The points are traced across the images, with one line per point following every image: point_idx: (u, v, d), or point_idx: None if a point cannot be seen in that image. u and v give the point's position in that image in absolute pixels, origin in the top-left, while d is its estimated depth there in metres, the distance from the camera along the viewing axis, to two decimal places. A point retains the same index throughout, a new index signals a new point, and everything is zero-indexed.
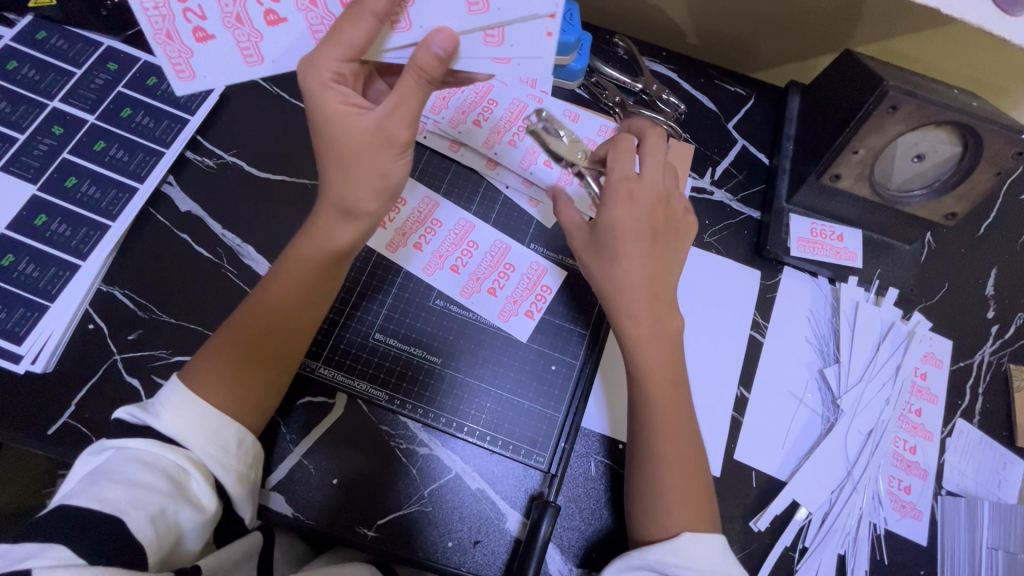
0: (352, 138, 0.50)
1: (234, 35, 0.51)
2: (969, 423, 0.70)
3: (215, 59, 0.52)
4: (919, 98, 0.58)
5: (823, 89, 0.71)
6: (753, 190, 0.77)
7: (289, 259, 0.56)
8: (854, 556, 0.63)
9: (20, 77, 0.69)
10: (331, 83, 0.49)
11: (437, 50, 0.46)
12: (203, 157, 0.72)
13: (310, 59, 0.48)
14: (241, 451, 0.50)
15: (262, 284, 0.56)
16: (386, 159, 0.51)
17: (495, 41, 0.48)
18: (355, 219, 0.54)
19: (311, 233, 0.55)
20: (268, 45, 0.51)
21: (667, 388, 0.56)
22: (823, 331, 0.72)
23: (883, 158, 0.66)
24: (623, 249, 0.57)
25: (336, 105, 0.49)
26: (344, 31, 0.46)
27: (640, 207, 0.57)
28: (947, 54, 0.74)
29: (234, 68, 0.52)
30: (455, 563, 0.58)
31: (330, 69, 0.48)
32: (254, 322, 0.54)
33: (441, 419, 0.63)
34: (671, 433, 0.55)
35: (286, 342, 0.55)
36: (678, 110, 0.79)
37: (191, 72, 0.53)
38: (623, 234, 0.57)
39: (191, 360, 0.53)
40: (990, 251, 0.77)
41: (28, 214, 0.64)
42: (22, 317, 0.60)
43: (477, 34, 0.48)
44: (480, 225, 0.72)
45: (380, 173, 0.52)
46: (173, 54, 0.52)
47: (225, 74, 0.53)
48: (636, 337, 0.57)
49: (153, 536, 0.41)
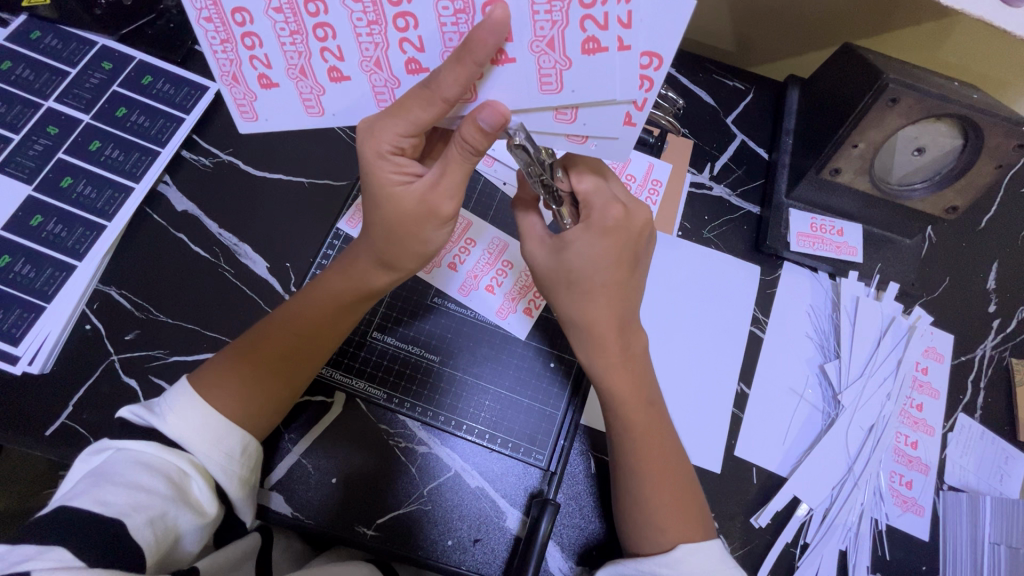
0: (395, 206, 0.48)
1: (297, 86, 0.45)
2: (971, 418, 0.69)
3: (279, 109, 0.47)
4: (919, 91, 0.57)
5: (822, 83, 0.71)
6: (752, 185, 0.77)
7: (321, 282, 0.55)
8: (856, 552, 0.63)
9: (14, 77, 0.68)
10: (388, 154, 0.46)
11: (481, 127, 0.42)
12: (199, 156, 0.72)
13: (369, 125, 0.45)
14: (245, 457, 0.50)
15: (286, 305, 0.56)
16: (429, 228, 0.50)
17: (568, 118, 0.45)
18: (393, 271, 0.54)
19: (348, 271, 0.54)
20: (331, 98, 0.46)
21: (636, 406, 0.55)
22: (823, 327, 0.71)
23: (883, 151, 0.66)
24: (578, 283, 0.54)
25: (388, 175, 0.47)
26: (410, 109, 0.43)
27: (599, 236, 0.53)
28: (947, 48, 0.73)
29: (296, 117, 0.47)
30: (455, 561, 0.58)
31: (388, 142, 0.45)
32: (279, 332, 0.54)
33: (440, 417, 0.63)
34: (655, 450, 0.55)
35: (294, 367, 0.54)
36: (676, 106, 0.68)
37: (254, 113, 0.48)
38: (576, 265, 0.54)
39: (200, 367, 0.52)
40: (991, 245, 0.77)
41: (23, 214, 0.63)
42: (18, 319, 0.60)
43: (550, 111, 0.45)
44: (478, 219, 0.71)
45: (423, 239, 0.51)
46: (237, 95, 0.46)
47: (284, 120, 0.48)
48: (598, 365, 0.56)
49: (152, 540, 0.41)
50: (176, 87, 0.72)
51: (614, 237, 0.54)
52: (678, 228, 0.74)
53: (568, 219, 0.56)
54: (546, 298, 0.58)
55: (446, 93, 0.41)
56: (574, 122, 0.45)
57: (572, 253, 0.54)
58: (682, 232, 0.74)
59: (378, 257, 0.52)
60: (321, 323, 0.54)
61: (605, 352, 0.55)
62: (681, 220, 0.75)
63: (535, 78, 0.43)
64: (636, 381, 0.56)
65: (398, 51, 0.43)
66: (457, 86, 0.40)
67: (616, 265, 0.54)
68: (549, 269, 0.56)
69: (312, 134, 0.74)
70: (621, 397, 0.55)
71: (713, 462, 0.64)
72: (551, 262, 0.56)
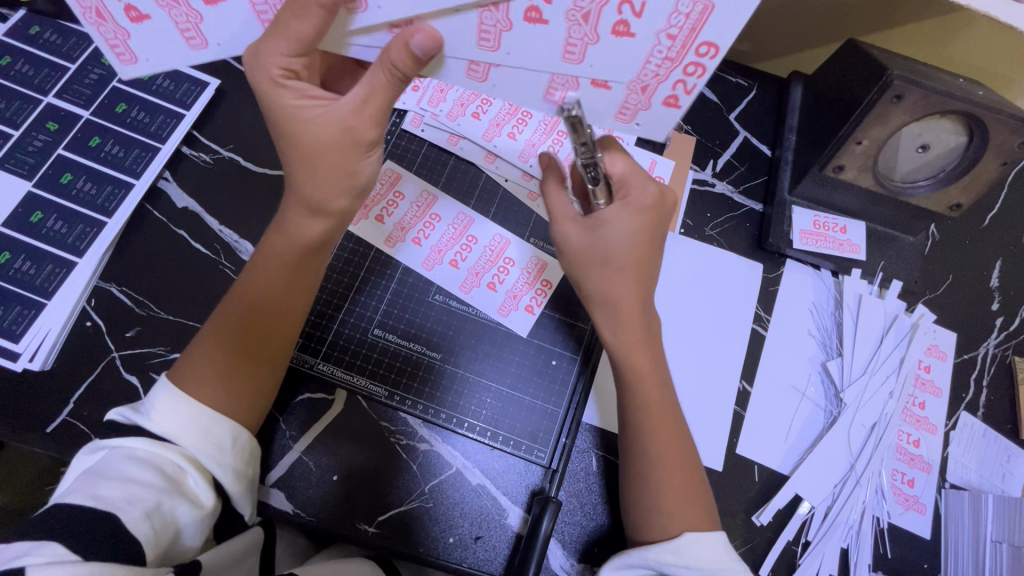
0: (314, 135, 0.48)
1: (172, 15, 0.44)
2: (973, 416, 0.69)
3: (228, 26, 0.46)
4: (923, 87, 0.57)
5: (826, 79, 0.70)
6: (755, 182, 0.76)
7: (264, 250, 0.54)
8: (857, 550, 0.63)
9: (14, 73, 0.68)
10: (282, 79, 0.46)
11: (412, 51, 0.43)
12: (199, 153, 0.71)
13: (255, 50, 0.46)
14: (237, 449, 0.49)
15: (241, 279, 0.55)
16: (359, 158, 0.49)
17: (617, 75, 0.46)
18: (324, 215, 0.52)
19: (281, 229, 0.54)
20: None
21: (653, 386, 0.55)
22: (826, 324, 0.71)
23: (886, 148, 0.65)
24: (610, 260, 0.54)
25: (291, 100, 0.47)
26: (288, 23, 0.43)
27: (637, 213, 0.53)
28: (954, 48, 0.72)
29: (180, 49, 0.47)
30: (456, 559, 0.58)
31: (277, 65, 0.46)
32: (238, 310, 0.53)
33: (441, 415, 0.63)
34: (664, 438, 0.54)
35: (266, 339, 0.53)
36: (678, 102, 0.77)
37: (132, 56, 0.48)
38: (611, 243, 0.54)
39: (176, 363, 0.52)
40: (995, 243, 0.77)
41: (23, 210, 0.63)
42: (18, 316, 0.60)
43: (593, 68, 0.46)
44: (444, 198, 0.71)
45: (351, 171, 0.50)
46: (178, 19, 0.45)
47: (237, 36, 0.47)
48: (619, 340, 0.56)
49: (150, 533, 0.41)
50: (175, 82, 0.72)
51: (650, 215, 0.54)
52: (680, 226, 0.74)
53: (602, 198, 0.54)
54: (576, 275, 0.57)
55: None
56: (582, 62, 0.46)
57: (608, 232, 0.54)
58: (684, 230, 0.74)
59: (304, 201, 0.51)
60: (279, 293, 0.54)
61: (627, 328, 0.56)
62: (684, 218, 0.74)
63: (580, 41, 0.44)
64: (652, 360, 0.56)
65: None
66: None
67: (645, 243, 0.54)
68: (584, 247, 0.55)
69: None
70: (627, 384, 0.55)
71: (714, 460, 0.64)
72: (588, 240, 0.55)
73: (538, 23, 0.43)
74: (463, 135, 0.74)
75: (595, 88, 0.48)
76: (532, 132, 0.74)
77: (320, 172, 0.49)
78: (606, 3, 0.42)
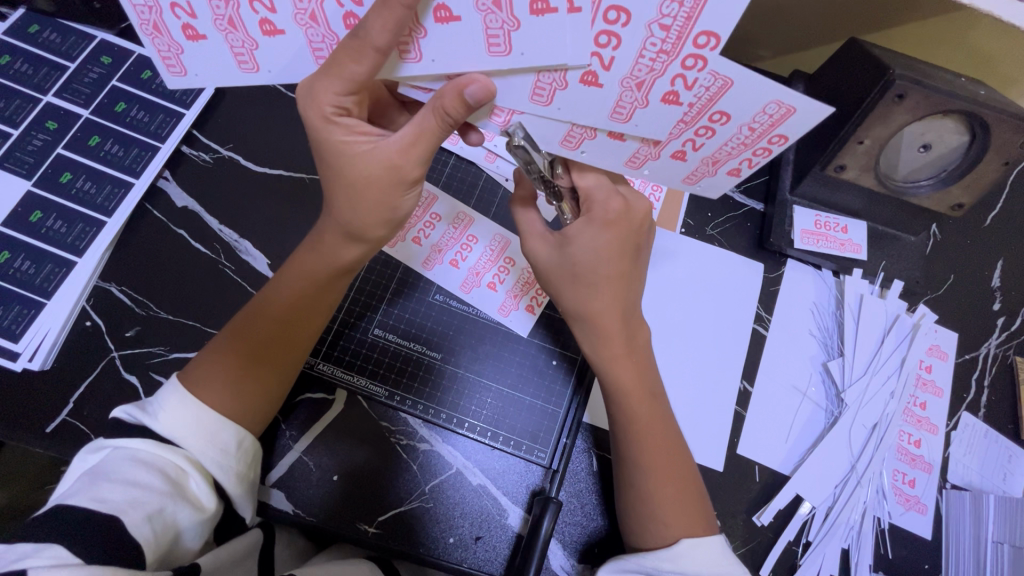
0: (361, 169, 0.47)
1: (227, 38, 0.44)
2: (975, 416, 0.69)
3: (212, 61, 0.45)
4: (926, 87, 0.57)
5: (826, 78, 0.70)
6: (756, 182, 0.76)
7: (292, 265, 0.55)
8: (858, 551, 0.63)
9: (13, 72, 0.68)
10: (334, 116, 0.45)
11: (465, 99, 0.42)
12: (200, 152, 0.71)
13: (309, 86, 0.44)
14: (240, 452, 0.49)
15: (267, 289, 0.55)
16: (397, 193, 0.49)
17: (621, 117, 0.46)
18: (361, 242, 0.53)
19: (316, 248, 0.54)
20: (265, 54, 0.45)
21: (640, 398, 0.55)
22: (827, 324, 0.71)
23: (888, 148, 0.65)
24: (583, 276, 0.55)
25: (339, 137, 0.46)
26: (344, 65, 0.42)
27: (601, 229, 0.54)
28: (958, 47, 0.72)
29: (227, 71, 0.46)
30: (457, 559, 0.58)
31: (330, 103, 0.45)
32: (257, 319, 0.53)
33: (441, 415, 0.63)
34: (657, 447, 0.54)
35: (279, 352, 0.53)
36: None
37: (182, 68, 0.47)
38: (580, 259, 0.55)
39: (188, 365, 0.52)
40: (996, 243, 0.76)
41: (23, 210, 0.63)
42: (18, 315, 0.60)
43: (606, 112, 0.46)
44: (444, 196, 0.71)
45: (392, 206, 0.50)
46: (161, 46, 0.45)
47: (219, 75, 0.47)
48: (599, 351, 0.56)
49: (150, 536, 0.41)
50: None
51: (616, 229, 0.54)
52: (681, 226, 0.74)
53: (568, 213, 0.57)
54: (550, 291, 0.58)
55: (377, 42, 0.39)
56: (628, 122, 0.47)
57: (575, 248, 0.55)
58: (685, 229, 0.74)
59: (344, 229, 0.51)
60: (295, 301, 0.54)
61: (609, 343, 0.56)
62: (685, 218, 0.74)
63: (591, 87, 0.44)
64: (637, 368, 0.56)
65: (334, 5, 0.41)
66: (388, 32, 0.39)
67: (620, 256, 0.55)
68: (554, 265, 0.56)
69: None
70: (620, 384, 0.55)
71: (715, 461, 0.64)
72: (556, 259, 0.56)
73: (592, 85, 0.44)
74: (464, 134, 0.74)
75: (610, 139, 0.49)
76: None
77: (359, 204, 0.49)
78: (661, 75, 0.42)
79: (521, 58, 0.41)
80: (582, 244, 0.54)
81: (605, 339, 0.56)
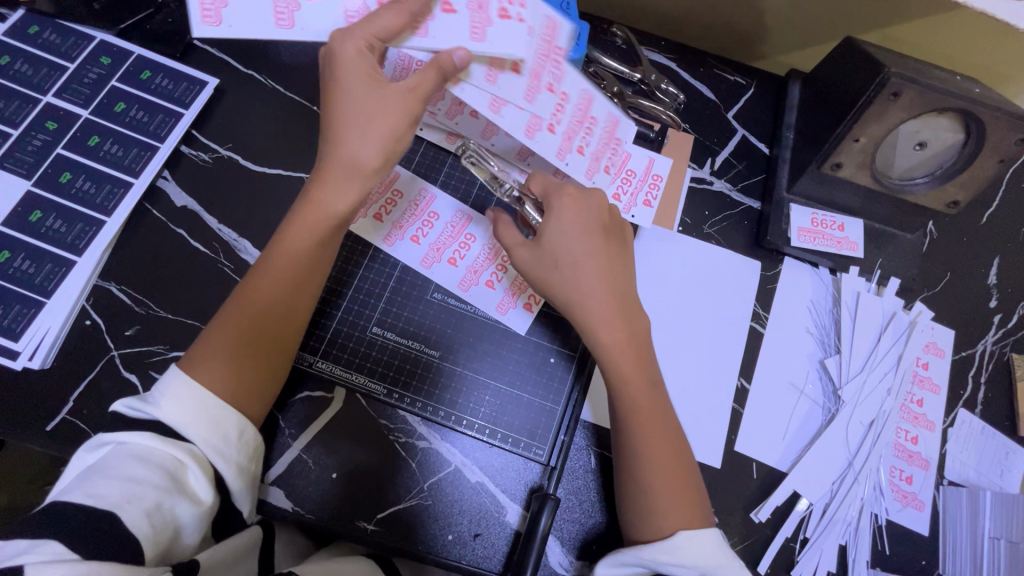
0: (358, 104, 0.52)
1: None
2: (971, 413, 0.69)
3: (248, 17, 0.53)
4: (921, 84, 0.57)
5: (823, 77, 0.71)
6: (753, 180, 0.76)
7: (280, 241, 0.54)
8: (856, 547, 0.63)
9: (14, 72, 0.68)
10: (363, 53, 0.52)
11: (456, 60, 0.53)
12: (198, 152, 0.71)
13: (341, 33, 0.52)
14: (242, 443, 0.49)
15: (257, 265, 0.55)
16: (405, 125, 0.54)
17: (546, 125, 0.61)
18: (364, 196, 0.51)
19: (313, 203, 0.54)
20: (303, 13, 0.54)
21: (642, 389, 0.55)
22: (824, 322, 0.71)
23: (885, 145, 0.65)
24: (563, 261, 0.56)
25: (361, 68, 0.52)
26: (376, 19, 0.52)
27: (562, 213, 0.58)
28: (954, 44, 0.72)
29: (261, 29, 0.53)
30: (455, 556, 0.58)
31: (362, 38, 0.52)
32: (250, 299, 0.53)
33: (440, 412, 0.63)
34: (652, 426, 0.55)
35: (276, 329, 0.53)
36: (677, 100, 0.78)
37: (217, 20, 0.53)
38: (559, 247, 0.57)
39: (188, 352, 0.52)
40: (993, 241, 0.77)
41: (23, 209, 0.63)
42: (18, 314, 0.60)
43: (522, 133, 0.60)
44: (411, 174, 0.72)
45: (398, 137, 0.54)
46: (208, 2, 0.53)
47: (252, 31, 0.53)
48: (604, 344, 0.55)
49: (149, 532, 0.41)
50: (175, 81, 0.72)
51: (577, 209, 0.58)
52: (679, 224, 0.74)
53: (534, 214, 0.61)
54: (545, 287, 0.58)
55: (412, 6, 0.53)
56: (532, 139, 0.60)
57: (547, 235, 0.57)
58: (682, 227, 0.74)
59: (344, 164, 0.53)
60: (287, 283, 0.54)
61: (610, 326, 0.56)
62: (682, 216, 0.74)
63: (519, 83, 0.58)
64: (637, 358, 0.56)
65: None
66: (405, 17, 0.53)
67: (592, 239, 0.57)
68: (532, 262, 0.58)
69: (311, 129, 0.74)
70: (623, 372, 0.55)
71: (713, 457, 0.64)
72: (535, 255, 0.58)
73: (535, 83, 0.59)
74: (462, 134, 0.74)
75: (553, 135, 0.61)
76: None
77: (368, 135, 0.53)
78: (554, 96, 0.61)
79: (486, 46, 0.55)
80: (549, 228, 0.57)
81: (603, 331, 0.56)
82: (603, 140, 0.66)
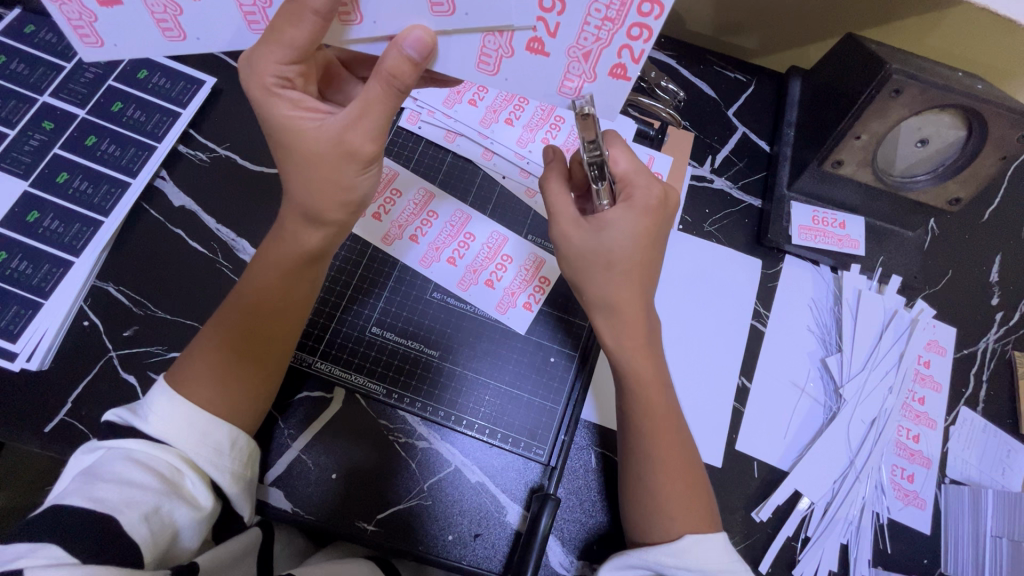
0: (308, 144, 0.46)
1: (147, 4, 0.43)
2: (973, 411, 0.69)
3: (127, 27, 0.45)
4: (923, 81, 0.56)
5: (825, 74, 0.70)
6: (754, 178, 0.76)
7: (263, 256, 0.54)
8: (857, 546, 0.63)
9: (10, 72, 0.68)
10: (276, 87, 0.45)
11: (409, 55, 0.42)
12: (196, 151, 0.71)
13: (249, 57, 0.45)
14: (235, 451, 0.49)
15: (243, 282, 0.54)
16: (348, 171, 0.47)
17: (571, 91, 0.48)
18: (322, 226, 0.51)
19: (280, 237, 0.53)
20: (189, 19, 0.44)
21: (657, 391, 0.55)
22: (825, 320, 0.71)
23: (886, 142, 0.65)
24: (615, 263, 0.53)
25: (286, 111, 0.46)
26: (283, 30, 0.42)
27: (638, 215, 0.53)
28: (955, 41, 0.72)
29: (152, 37, 0.46)
30: (456, 556, 0.58)
31: (272, 73, 0.45)
32: (236, 313, 0.52)
33: (440, 412, 0.63)
34: (666, 432, 0.54)
35: (262, 344, 0.52)
36: (678, 98, 0.74)
37: (98, 39, 0.46)
38: (617, 246, 0.53)
39: (174, 368, 0.51)
40: (994, 238, 0.76)
41: (20, 210, 0.63)
42: (16, 315, 0.60)
43: (555, 84, 0.48)
44: (405, 171, 0.71)
45: (346, 186, 0.48)
46: (72, 15, 0.44)
47: (140, 41, 0.46)
48: (617, 350, 0.55)
49: (147, 535, 0.41)
50: (172, 80, 0.71)
51: (653, 216, 0.54)
52: (679, 222, 0.74)
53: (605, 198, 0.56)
54: (575, 278, 0.56)
55: (314, 4, 0.40)
56: (575, 96, 0.48)
57: (613, 232, 0.53)
58: (683, 226, 0.74)
59: (303, 211, 0.50)
60: (272, 297, 0.53)
61: (631, 334, 0.55)
62: (682, 214, 0.74)
63: (539, 55, 0.45)
64: (655, 365, 0.56)
65: None
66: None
67: (644, 244, 0.53)
68: (590, 249, 0.53)
69: None
70: (642, 378, 0.55)
71: (713, 457, 0.64)
72: (591, 243, 0.53)
73: (539, 53, 0.45)
74: (461, 132, 0.74)
75: (612, 79, 0.47)
76: (529, 118, 0.74)
77: (313, 184, 0.48)
78: (606, 46, 0.44)
79: (465, 18, 0.42)
80: (618, 226, 0.53)
81: (620, 337, 0.55)
82: (574, 133, 0.73)
